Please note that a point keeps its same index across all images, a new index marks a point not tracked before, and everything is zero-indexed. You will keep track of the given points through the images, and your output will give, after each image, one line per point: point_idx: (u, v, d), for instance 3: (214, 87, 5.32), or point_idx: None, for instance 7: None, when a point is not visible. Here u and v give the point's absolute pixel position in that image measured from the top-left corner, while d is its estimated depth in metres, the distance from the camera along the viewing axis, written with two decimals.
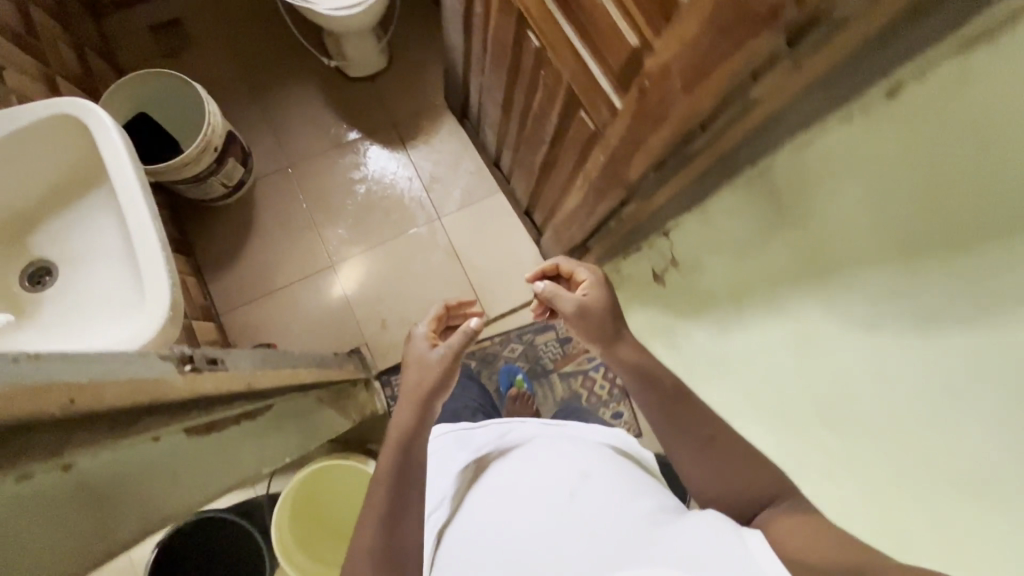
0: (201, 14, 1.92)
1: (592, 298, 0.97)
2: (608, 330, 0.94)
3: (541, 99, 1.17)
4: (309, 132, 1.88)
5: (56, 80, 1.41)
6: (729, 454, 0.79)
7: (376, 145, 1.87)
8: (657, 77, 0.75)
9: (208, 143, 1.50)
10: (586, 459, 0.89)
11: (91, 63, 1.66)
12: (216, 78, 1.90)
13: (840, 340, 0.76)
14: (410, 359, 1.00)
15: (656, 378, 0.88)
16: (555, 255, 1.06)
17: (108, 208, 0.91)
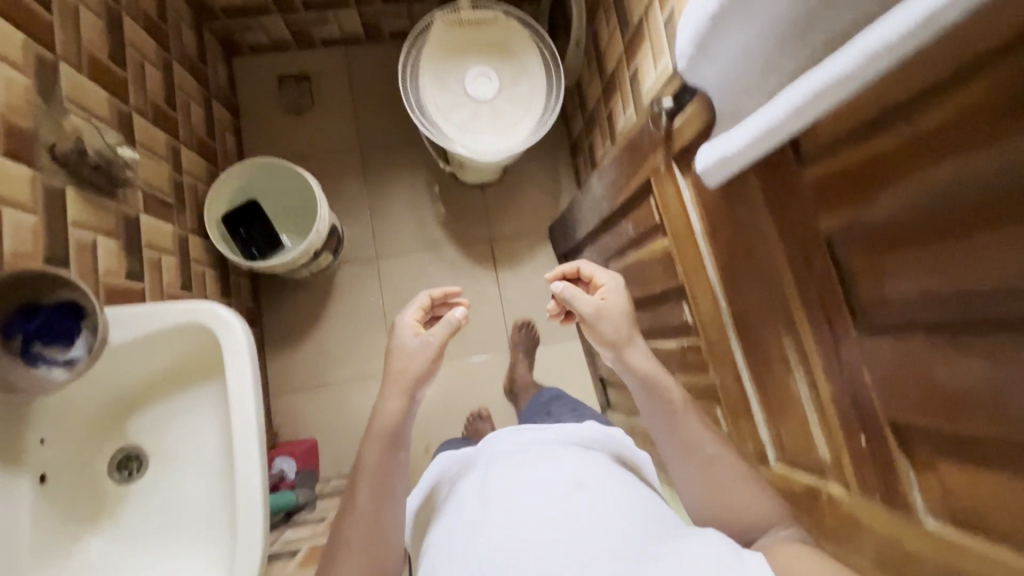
0: (333, 78, 1.89)
1: (612, 304, 0.87)
2: (624, 332, 0.86)
3: (671, 352, 1.10)
4: (405, 225, 1.83)
5: (180, 148, 1.38)
6: (728, 472, 0.77)
7: (466, 256, 1.83)
8: (842, 511, 0.68)
9: (309, 248, 1.46)
10: (584, 463, 0.79)
11: (215, 117, 1.64)
12: (329, 145, 1.87)
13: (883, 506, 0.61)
14: (393, 348, 0.86)
15: (660, 393, 0.82)
16: (579, 261, 0.96)
17: (215, 410, 0.86)
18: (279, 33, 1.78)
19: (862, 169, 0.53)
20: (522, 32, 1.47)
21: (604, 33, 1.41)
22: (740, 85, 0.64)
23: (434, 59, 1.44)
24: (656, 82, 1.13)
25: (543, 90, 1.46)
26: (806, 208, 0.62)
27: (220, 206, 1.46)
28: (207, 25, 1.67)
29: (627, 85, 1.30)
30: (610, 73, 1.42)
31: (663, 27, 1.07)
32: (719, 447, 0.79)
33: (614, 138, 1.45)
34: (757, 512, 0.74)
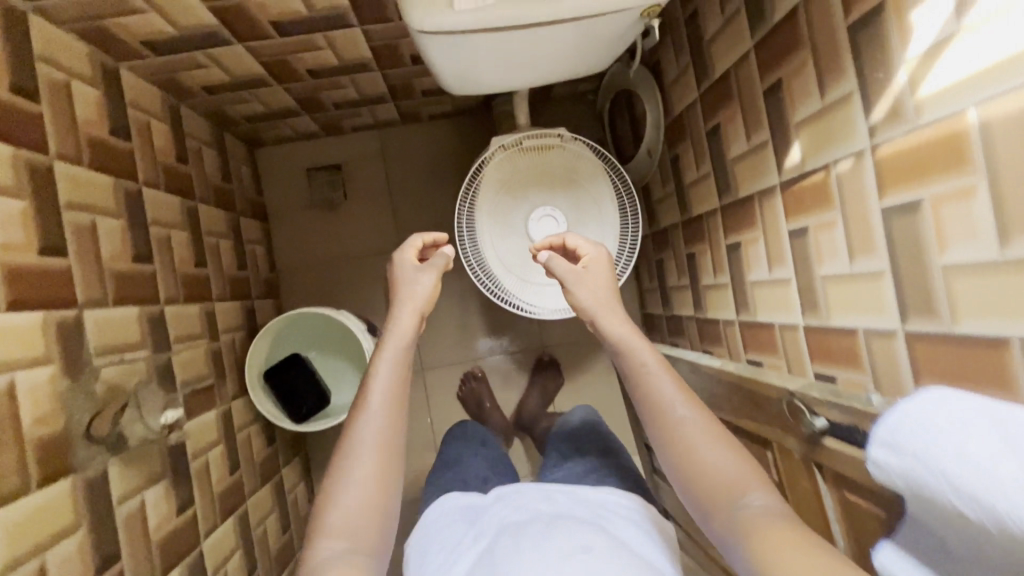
0: (367, 167, 1.70)
1: (590, 275, 1.10)
2: (604, 296, 1.11)
3: None
4: (450, 333, 1.72)
5: (215, 309, 1.26)
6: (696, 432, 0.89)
7: (516, 366, 1.73)
8: None
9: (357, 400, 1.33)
10: (589, 533, 0.83)
11: (244, 239, 1.49)
12: (366, 245, 1.70)
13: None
14: (398, 282, 0.96)
15: (633, 358, 1.01)
16: (568, 233, 1.17)
17: None
18: (307, 127, 1.58)
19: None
20: (592, 161, 1.28)
21: (692, 170, 1.22)
22: (993, 562, 0.48)
23: (493, 198, 1.28)
24: (771, 285, 0.97)
25: (615, 231, 1.29)
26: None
27: (258, 362, 1.34)
28: (230, 131, 1.49)
29: (722, 249, 1.13)
30: (696, 214, 1.24)
31: (789, 236, 0.90)
32: (687, 409, 0.93)
33: (696, 283, 1.29)
34: (729, 479, 0.84)
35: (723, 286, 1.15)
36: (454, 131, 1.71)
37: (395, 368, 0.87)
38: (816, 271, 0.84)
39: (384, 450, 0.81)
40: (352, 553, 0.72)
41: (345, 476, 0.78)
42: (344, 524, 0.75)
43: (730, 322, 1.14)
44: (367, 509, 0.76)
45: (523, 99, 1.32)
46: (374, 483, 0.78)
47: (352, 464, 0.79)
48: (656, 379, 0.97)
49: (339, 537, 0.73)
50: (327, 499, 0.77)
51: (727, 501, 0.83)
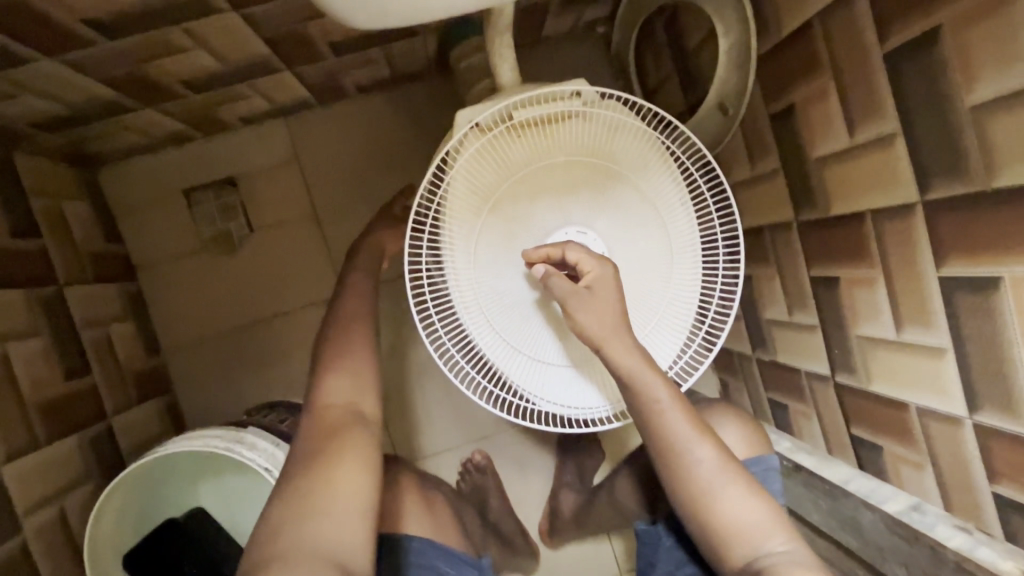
0: (278, 177, 1.12)
1: (602, 298, 0.67)
2: (614, 322, 0.66)
3: None
4: (434, 409, 1.16)
5: (3, 477, 0.71)
6: (710, 462, 0.64)
7: (536, 444, 1.17)
8: None
9: None
10: None
11: (77, 321, 0.92)
12: (291, 292, 1.13)
13: None
14: (369, 223, 0.87)
15: (642, 392, 0.65)
16: (569, 243, 0.69)
17: None
18: (166, 127, 1.00)
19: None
20: (641, 133, 0.71)
21: (829, 133, 0.66)
22: None
23: (475, 221, 0.71)
24: None
25: (693, 254, 0.73)
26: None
27: (114, 543, 0.80)
28: (22, 147, 0.90)
29: (928, 283, 0.57)
30: (844, 213, 0.67)
31: None
32: (707, 443, 0.65)
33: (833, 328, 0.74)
34: (748, 521, 0.62)
35: (923, 351, 0.60)
36: (399, 107, 1.13)
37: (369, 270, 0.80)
38: None
39: (361, 342, 0.71)
40: (355, 427, 0.64)
41: (342, 359, 0.69)
42: (345, 396, 0.66)
43: (950, 420, 0.59)
44: (365, 381, 0.68)
45: (501, 36, 0.75)
46: (367, 374, 0.69)
47: (341, 354, 0.69)
48: (672, 423, 0.65)
49: (336, 414, 0.65)
50: (315, 383, 0.67)
51: (741, 531, 0.62)
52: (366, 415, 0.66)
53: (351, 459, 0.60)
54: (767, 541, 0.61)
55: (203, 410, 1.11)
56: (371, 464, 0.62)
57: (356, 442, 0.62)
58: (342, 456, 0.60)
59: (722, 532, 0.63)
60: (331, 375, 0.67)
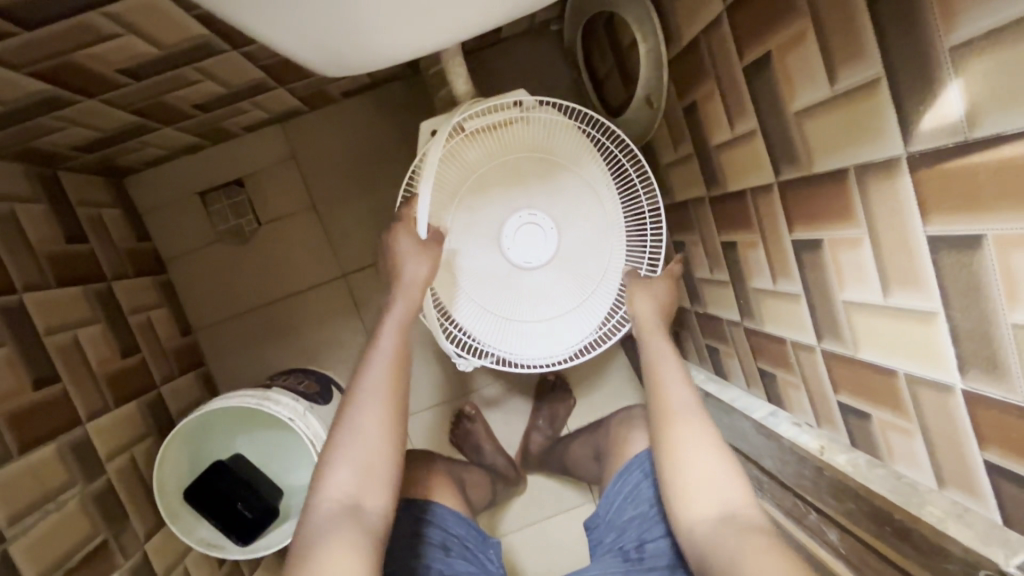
0: (277, 175, 1.29)
1: (663, 290, 0.87)
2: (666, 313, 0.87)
3: None
4: (427, 369, 1.36)
5: (88, 432, 0.92)
6: (695, 437, 0.74)
7: (517, 393, 1.38)
8: None
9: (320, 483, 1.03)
10: None
11: (125, 310, 1.11)
12: (297, 273, 1.32)
13: None
14: (392, 257, 0.84)
15: (662, 402, 0.79)
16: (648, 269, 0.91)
17: None
18: (180, 140, 1.16)
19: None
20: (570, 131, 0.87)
21: (719, 127, 0.82)
22: None
23: (442, 213, 0.88)
24: (886, 315, 0.60)
25: (619, 228, 0.90)
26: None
27: (174, 485, 1.01)
28: (65, 167, 1.07)
29: (786, 245, 0.74)
30: (734, 189, 0.84)
31: (929, 247, 0.52)
32: (697, 420, 0.75)
33: (739, 282, 0.91)
34: (723, 486, 0.69)
35: (789, 297, 0.77)
36: (378, 106, 1.28)
37: (398, 332, 0.81)
38: (1001, 315, 0.47)
39: (382, 415, 0.75)
40: (351, 522, 0.67)
41: (347, 445, 0.73)
42: (346, 487, 0.70)
43: (806, 348, 0.77)
44: (371, 473, 0.72)
45: (453, 56, 0.90)
46: (376, 460, 0.72)
47: (351, 436, 0.73)
48: (683, 428, 0.75)
49: (336, 507, 0.68)
50: (322, 470, 0.72)
51: (703, 492, 0.71)
52: (366, 508, 0.69)
53: (340, 552, 0.64)
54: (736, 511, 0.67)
55: (233, 379, 1.31)
56: (364, 559, 0.64)
57: (352, 536, 0.65)
58: (331, 549, 0.64)
59: (698, 501, 0.70)
60: (337, 459, 0.72)
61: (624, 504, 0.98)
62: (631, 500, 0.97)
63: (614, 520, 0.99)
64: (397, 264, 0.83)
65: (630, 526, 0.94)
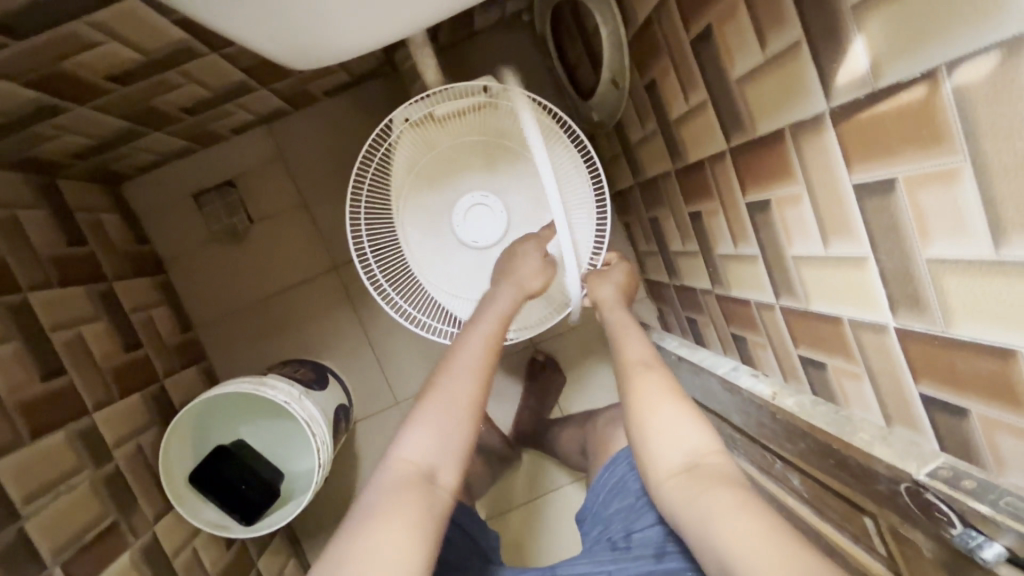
0: (264, 174, 1.34)
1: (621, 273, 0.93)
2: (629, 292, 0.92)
3: None
4: (420, 355, 1.41)
5: (95, 421, 0.97)
6: (650, 392, 0.74)
7: (509, 375, 1.43)
8: None
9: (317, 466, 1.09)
10: None
11: (127, 308, 1.16)
12: (289, 267, 1.37)
13: None
14: (512, 259, 0.87)
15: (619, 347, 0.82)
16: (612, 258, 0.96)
17: None
18: (171, 144, 1.21)
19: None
20: (538, 118, 0.90)
21: (676, 101, 0.86)
22: None
23: (415, 196, 0.93)
24: (827, 265, 0.64)
25: (587, 206, 0.94)
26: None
27: (180, 471, 1.06)
28: (63, 174, 1.12)
29: (741, 208, 0.78)
30: (694, 160, 0.88)
31: (855, 194, 0.55)
32: (660, 384, 0.75)
33: (707, 251, 0.95)
34: (677, 432, 0.70)
35: (749, 259, 0.81)
36: (360, 103, 1.32)
37: (499, 319, 0.79)
38: (914, 252, 0.51)
39: (468, 390, 0.72)
40: (421, 492, 0.64)
41: (431, 411, 0.70)
42: (419, 452, 0.67)
43: (766, 306, 0.81)
44: (448, 443, 0.68)
45: (422, 48, 0.94)
46: (451, 434, 0.69)
47: (436, 402, 0.70)
48: (645, 380, 0.76)
49: (407, 470, 0.66)
50: (400, 431, 0.70)
51: (666, 441, 0.70)
52: (438, 483, 0.66)
53: (404, 518, 0.61)
54: (700, 460, 0.67)
55: (234, 373, 1.37)
56: (421, 528, 0.61)
57: (418, 505, 0.62)
58: (402, 517, 0.60)
59: (659, 453, 0.70)
60: (417, 423, 0.69)
61: (611, 496, 0.96)
62: (617, 492, 0.95)
63: (601, 511, 0.97)
64: (514, 270, 0.85)
65: (617, 518, 0.92)
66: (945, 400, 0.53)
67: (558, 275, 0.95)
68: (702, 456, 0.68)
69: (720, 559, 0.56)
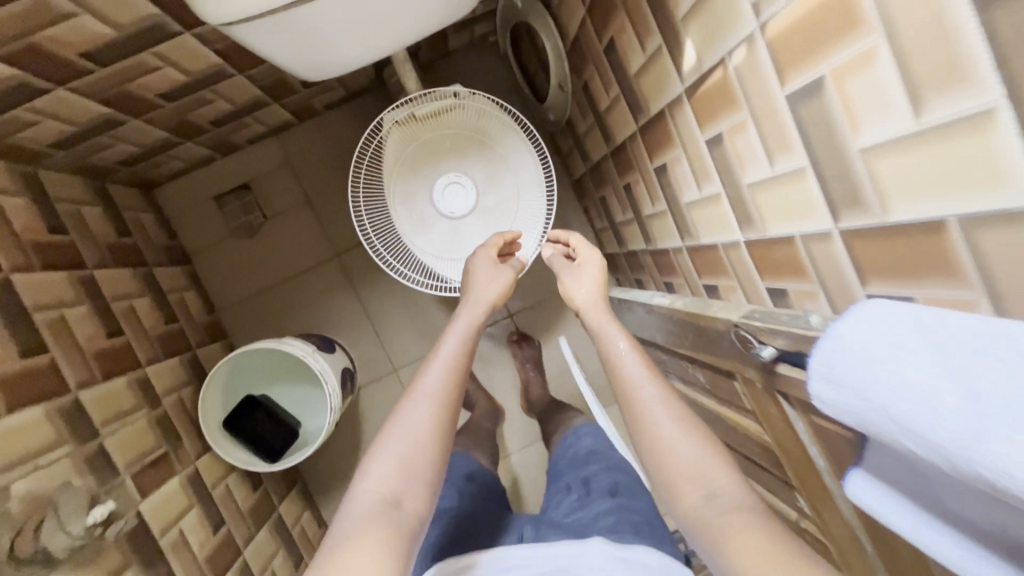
0: (276, 178, 1.58)
1: (584, 263, 1.02)
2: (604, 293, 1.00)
3: None
4: (413, 328, 1.64)
5: (148, 374, 1.18)
6: (671, 415, 0.75)
7: (491, 342, 1.65)
8: None
9: (331, 410, 1.31)
10: None
11: (165, 290, 1.39)
12: (298, 256, 1.60)
13: (827, 476, 0.69)
14: (471, 273, 1.03)
15: (608, 348, 0.89)
16: (571, 232, 1.11)
17: None
18: (197, 153, 1.44)
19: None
20: (497, 114, 1.15)
21: (603, 97, 1.10)
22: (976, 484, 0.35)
23: (401, 181, 1.17)
24: (704, 205, 0.88)
25: (540, 182, 1.18)
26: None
27: (214, 418, 1.28)
28: (111, 180, 1.35)
29: (652, 174, 1.03)
30: (620, 142, 1.12)
31: (708, 148, 0.79)
32: (658, 390, 0.79)
33: (639, 215, 1.19)
34: (688, 457, 0.71)
35: (662, 213, 1.06)
36: (356, 114, 1.57)
37: (460, 341, 0.86)
38: (740, 179, 0.74)
39: (433, 413, 0.76)
40: (384, 519, 0.66)
41: (390, 438, 0.73)
42: (384, 483, 0.69)
43: (677, 248, 1.05)
44: (410, 468, 0.71)
45: (404, 65, 1.19)
46: (416, 458, 0.72)
47: (399, 429, 0.74)
48: (656, 417, 0.76)
49: (371, 500, 0.68)
50: (363, 465, 0.72)
51: (688, 479, 0.69)
52: (403, 505, 0.68)
53: (368, 545, 0.62)
54: (718, 489, 0.66)
55: None
56: (390, 552, 0.62)
57: (383, 531, 0.64)
58: (362, 543, 0.62)
59: (676, 472, 0.70)
60: (375, 452, 0.73)
61: (566, 457, 1.09)
62: (571, 456, 1.08)
63: (556, 472, 1.09)
64: (468, 282, 1.00)
65: (571, 471, 1.04)
66: (771, 286, 0.77)
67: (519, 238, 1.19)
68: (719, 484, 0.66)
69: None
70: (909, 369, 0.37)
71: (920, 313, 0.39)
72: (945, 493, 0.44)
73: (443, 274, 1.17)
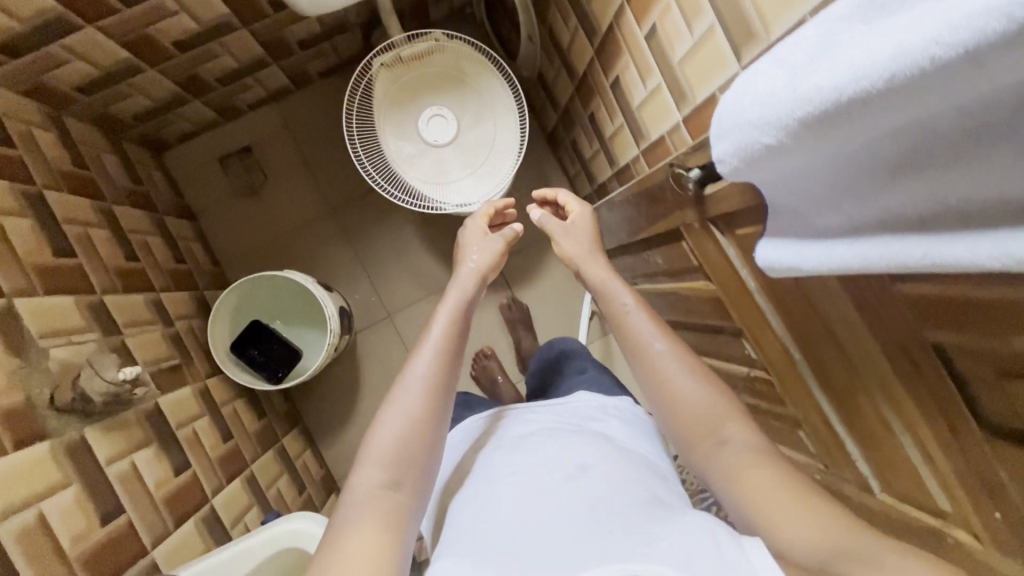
0: (275, 139, 1.71)
1: (578, 223, 1.01)
2: (593, 239, 0.99)
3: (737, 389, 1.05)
4: (405, 275, 1.75)
5: (161, 298, 1.29)
6: (684, 362, 0.77)
7: None
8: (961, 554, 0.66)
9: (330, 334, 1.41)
10: (595, 451, 0.75)
11: (174, 236, 1.50)
12: (296, 211, 1.73)
13: (756, 291, 0.81)
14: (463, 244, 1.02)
15: (612, 298, 0.88)
16: (558, 189, 1.08)
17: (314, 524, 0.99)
18: (203, 115, 1.58)
19: (943, 302, 0.51)
20: (472, 54, 1.30)
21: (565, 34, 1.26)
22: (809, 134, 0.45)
23: (388, 114, 1.31)
24: (649, 100, 1.02)
25: (513, 114, 1.32)
26: (894, 335, 0.60)
27: (223, 343, 1.39)
28: (126, 136, 1.48)
29: (609, 91, 1.17)
30: (582, 73, 1.28)
31: (647, 42, 0.94)
32: (667, 341, 0.80)
33: (603, 140, 1.33)
34: (702, 404, 0.73)
35: (620, 127, 1.20)
36: (348, 80, 1.72)
37: (451, 320, 0.83)
38: (672, 60, 0.89)
39: (428, 405, 0.74)
40: (382, 508, 0.66)
41: (384, 421, 0.73)
42: (377, 474, 0.69)
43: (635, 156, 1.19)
44: (404, 456, 0.70)
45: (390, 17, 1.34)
46: (409, 442, 0.71)
47: (393, 412, 0.73)
48: (667, 364, 0.77)
49: (369, 493, 0.67)
50: (359, 455, 0.71)
51: (706, 425, 0.72)
52: (400, 489, 0.68)
53: (370, 537, 0.63)
54: (730, 431, 0.70)
55: None
56: (389, 538, 0.63)
57: (379, 522, 0.64)
58: (363, 535, 0.63)
59: (692, 417, 0.73)
60: (370, 437, 0.72)
61: (543, 364, 1.23)
62: (547, 362, 1.22)
63: (536, 376, 1.23)
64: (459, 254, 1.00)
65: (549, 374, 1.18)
66: None
67: (497, 164, 1.32)
68: (729, 425, 0.70)
69: (750, 521, 0.61)
70: (766, 83, 0.48)
71: (774, 50, 0.49)
72: (807, 212, 0.57)
73: (429, 196, 1.30)
